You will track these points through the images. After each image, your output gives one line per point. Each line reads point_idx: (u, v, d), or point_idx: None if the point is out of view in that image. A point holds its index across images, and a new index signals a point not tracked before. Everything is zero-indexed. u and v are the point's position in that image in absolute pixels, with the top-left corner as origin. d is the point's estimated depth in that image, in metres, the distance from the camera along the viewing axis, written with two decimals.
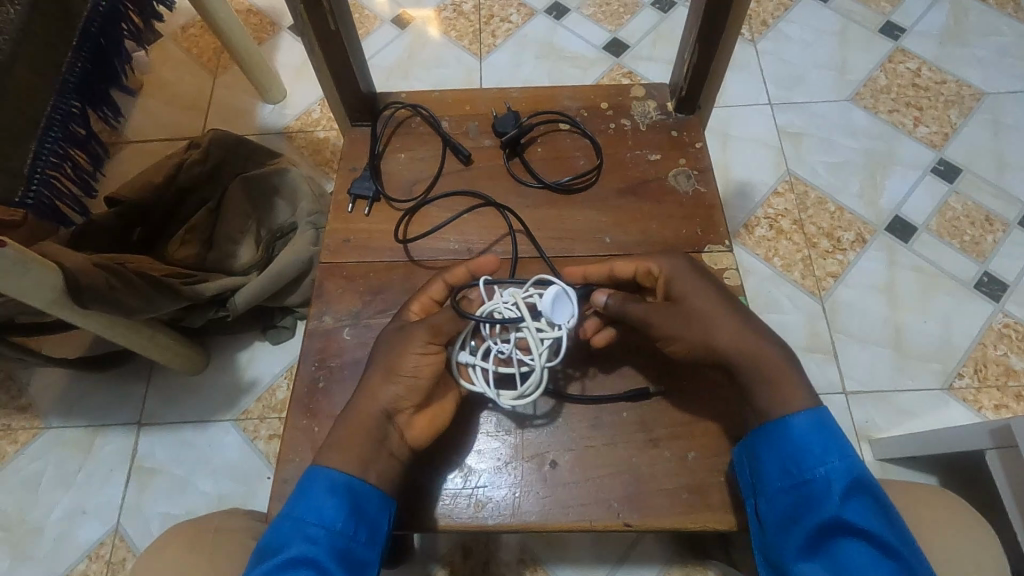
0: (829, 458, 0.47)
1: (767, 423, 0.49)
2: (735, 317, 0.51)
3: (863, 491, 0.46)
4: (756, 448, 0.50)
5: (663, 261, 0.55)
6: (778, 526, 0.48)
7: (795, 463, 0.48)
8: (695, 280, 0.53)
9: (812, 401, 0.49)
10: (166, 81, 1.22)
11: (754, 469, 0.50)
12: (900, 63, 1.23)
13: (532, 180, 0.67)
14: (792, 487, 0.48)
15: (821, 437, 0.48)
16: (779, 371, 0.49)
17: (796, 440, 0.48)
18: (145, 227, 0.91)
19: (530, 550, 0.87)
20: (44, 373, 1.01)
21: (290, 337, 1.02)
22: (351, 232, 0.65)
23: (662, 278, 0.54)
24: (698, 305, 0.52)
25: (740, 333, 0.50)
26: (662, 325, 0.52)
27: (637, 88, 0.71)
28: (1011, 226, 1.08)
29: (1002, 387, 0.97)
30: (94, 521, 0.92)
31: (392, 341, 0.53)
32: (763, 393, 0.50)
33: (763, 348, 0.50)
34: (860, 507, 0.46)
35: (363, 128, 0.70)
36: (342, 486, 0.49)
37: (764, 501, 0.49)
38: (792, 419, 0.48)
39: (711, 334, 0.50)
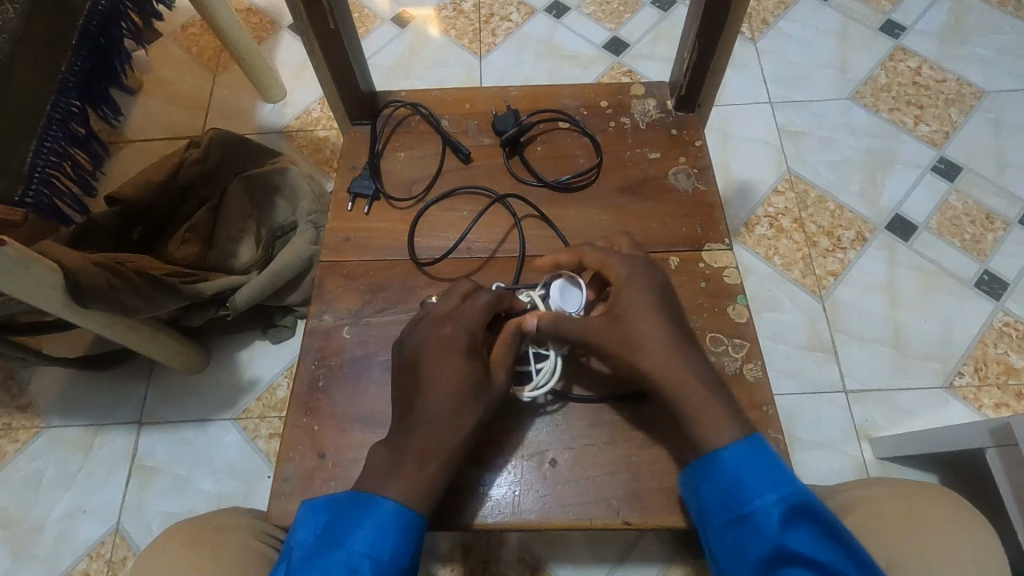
0: (763, 488, 0.46)
1: (700, 458, 0.48)
2: (674, 340, 0.51)
3: (802, 517, 0.45)
4: (695, 485, 0.49)
5: (619, 270, 0.54)
6: (729, 559, 0.47)
7: (731, 496, 0.47)
8: (647, 294, 0.52)
9: (741, 430, 0.48)
10: (166, 80, 1.22)
11: (698, 503, 0.49)
12: (900, 62, 1.23)
13: (531, 178, 0.67)
14: (733, 521, 0.47)
15: (754, 466, 0.47)
16: (701, 406, 0.49)
17: (730, 472, 0.47)
18: (146, 227, 0.91)
19: (530, 549, 0.87)
20: (44, 373, 1.01)
21: (290, 336, 1.02)
22: (351, 231, 0.65)
23: (616, 288, 0.53)
24: (639, 323, 0.51)
25: (671, 362, 0.50)
26: (599, 338, 0.52)
27: (636, 86, 0.71)
28: (1011, 224, 1.08)
29: (1003, 386, 0.96)
30: (95, 520, 0.92)
31: (430, 353, 0.52)
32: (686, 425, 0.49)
33: (688, 380, 0.49)
34: (801, 535, 0.44)
35: (363, 127, 0.70)
36: (405, 520, 0.47)
37: (712, 534, 0.48)
38: (721, 452, 0.48)
39: (641, 356, 0.50)
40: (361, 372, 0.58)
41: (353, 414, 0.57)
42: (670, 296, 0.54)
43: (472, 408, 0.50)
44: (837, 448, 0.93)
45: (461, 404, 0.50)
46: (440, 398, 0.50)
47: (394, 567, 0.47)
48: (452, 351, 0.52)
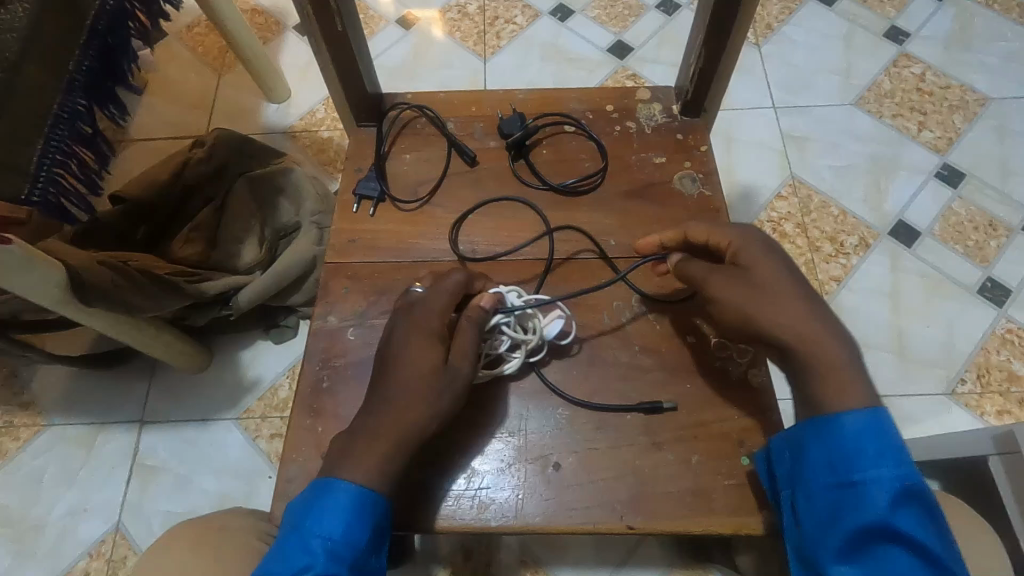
0: (881, 462, 0.45)
1: (818, 416, 0.47)
2: (804, 296, 0.49)
3: (915, 498, 0.44)
4: (803, 444, 0.47)
5: (742, 232, 0.53)
6: (817, 524, 0.46)
7: (843, 463, 0.45)
8: (766, 253, 0.52)
9: (870, 399, 0.46)
10: (171, 80, 1.23)
11: (799, 460, 0.48)
12: (904, 68, 1.23)
13: (537, 181, 0.67)
14: (837, 486, 0.46)
15: (875, 440, 0.45)
16: (834, 363, 0.47)
17: (849, 440, 0.45)
18: (150, 224, 0.92)
19: (531, 551, 0.87)
20: (47, 371, 1.01)
21: (293, 336, 1.02)
22: (357, 232, 0.65)
23: (732, 250, 0.53)
24: (768, 278, 0.50)
25: (804, 316, 0.48)
26: (716, 288, 0.52)
27: (642, 90, 0.71)
28: (1014, 231, 1.08)
29: (1006, 393, 0.96)
30: (96, 518, 0.92)
31: (407, 331, 0.53)
32: (811, 382, 0.47)
33: (824, 335, 0.47)
34: (909, 517, 0.43)
35: (369, 128, 0.71)
36: (363, 501, 0.47)
37: (805, 495, 0.47)
38: (846, 414, 0.46)
39: (766, 315, 0.49)
40: (366, 374, 0.58)
41: (357, 416, 0.57)
42: (785, 255, 0.52)
43: (436, 387, 0.50)
44: None
45: (427, 385, 0.50)
46: (412, 374, 0.50)
47: (354, 550, 0.47)
48: (436, 348, 0.52)
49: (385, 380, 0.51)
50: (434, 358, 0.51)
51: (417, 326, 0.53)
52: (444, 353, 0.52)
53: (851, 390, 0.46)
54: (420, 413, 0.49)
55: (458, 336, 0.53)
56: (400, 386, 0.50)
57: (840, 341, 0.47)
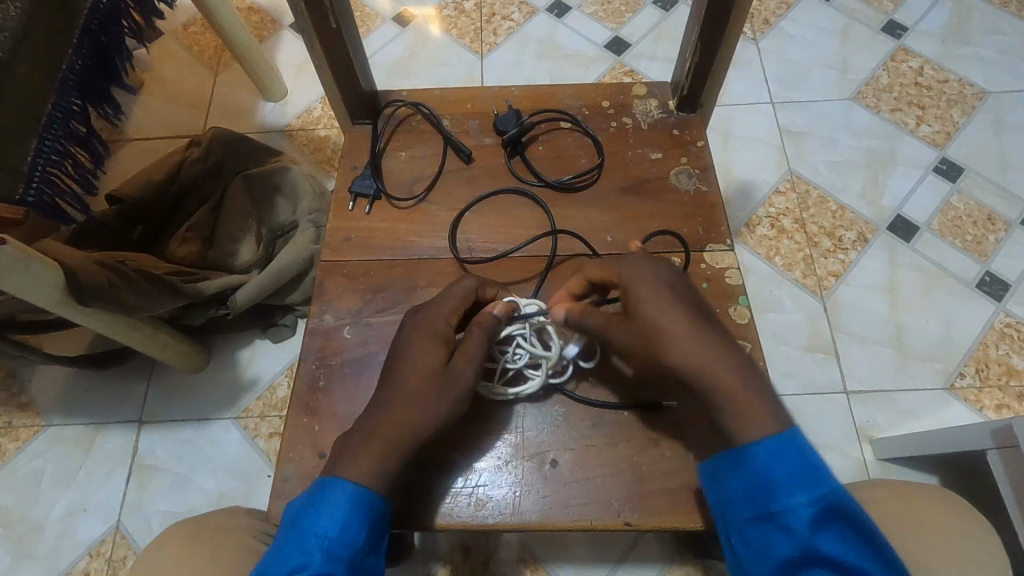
0: (796, 488, 0.44)
1: (732, 449, 0.47)
2: (696, 329, 0.48)
3: (837, 518, 0.43)
4: (723, 476, 0.48)
5: (626, 266, 0.53)
6: (752, 554, 0.46)
7: (761, 492, 0.46)
8: (652, 286, 0.51)
9: (777, 424, 0.46)
10: (166, 79, 1.22)
11: (721, 493, 0.48)
12: (902, 62, 1.23)
13: (532, 178, 0.67)
14: (759, 517, 0.46)
15: (787, 463, 0.45)
16: (738, 396, 0.47)
17: (761, 467, 0.46)
18: (146, 224, 0.91)
19: (530, 548, 0.87)
20: (44, 371, 1.01)
21: (290, 335, 1.02)
22: (353, 230, 0.65)
23: (622, 286, 0.52)
24: (657, 317, 0.49)
25: (701, 353, 0.47)
26: (618, 336, 0.51)
27: (638, 86, 0.71)
28: (1013, 225, 1.08)
29: (1004, 387, 0.96)
30: (95, 519, 0.93)
31: (413, 333, 0.53)
32: (725, 417, 0.47)
33: (727, 369, 0.47)
34: (834, 538, 0.43)
35: (364, 126, 0.70)
36: (360, 500, 0.47)
37: (734, 526, 0.47)
38: (755, 446, 0.46)
39: (670, 358, 0.48)
40: (362, 372, 0.58)
41: (353, 414, 0.57)
42: (678, 284, 0.51)
43: (435, 391, 0.50)
44: (837, 448, 0.93)
45: (425, 387, 0.50)
46: (413, 375, 0.51)
47: (350, 551, 0.46)
48: (439, 347, 0.52)
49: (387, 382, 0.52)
50: (435, 359, 0.51)
51: (422, 329, 0.54)
52: (448, 352, 0.53)
53: (757, 415, 0.46)
54: (419, 414, 0.49)
55: (467, 340, 0.53)
56: (400, 386, 0.51)
57: (737, 368, 0.47)
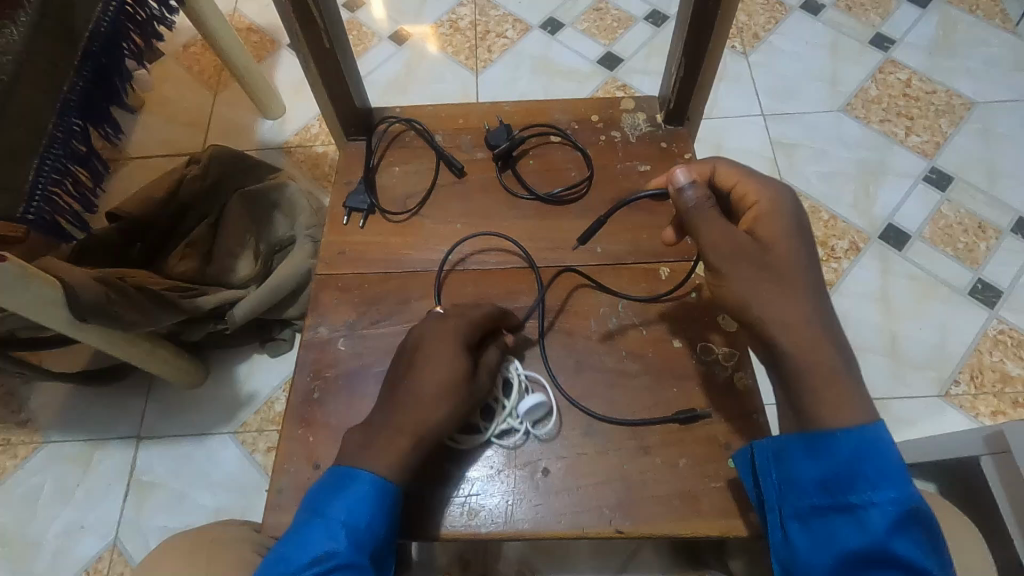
0: (881, 484, 0.44)
1: (813, 434, 0.46)
2: (812, 286, 0.47)
3: (913, 520, 0.43)
4: (796, 461, 0.47)
5: (771, 199, 0.50)
6: (811, 543, 0.46)
7: (838, 484, 0.45)
8: (788, 229, 0.49)
9: (865, 417, 0.45)
10: (167, 98, 1.24)
11: (786, 475, 0.47)
12: (890, 74, 1.25)
13: (523, 191, 0.68)
14: (830, 507, 0.45)
15: (871, 459, 0.44)
16: (829, 374, 0.45)
17: (842, 458, 0.45)
18: (146, 241, 0.93)
19: (529, 560, 0.87)
20: (44, 388, 1.01)
21: (288, 349, 1.03)
22: (347, 244, 0.66)
23: (755, 214, 0.50)
24: (785, 258, 0.48)
25: (803, 313, 0.46)
26: (729, 254, 0.48)
27: (627, 101, 0.72)
28: (1003, 233, 1.09)
29: (1000, 393, 0.97)
30: (93, 536, 0.92)
31: (437, 336, 0.53)
32: (813, 392, 0.45)
33: (825, 338, 0.46)
34: (906, 539, 0.43)
35: (359, 142, 0.72)
36: (383, 492, 0.48)
37: (796, 512, 0.47)
38: (841, 434, 0.45)
39: (771, 298, 0.46)
40: (357, 384, 0.59)
41: (347, 425, 0.57)
42: (809, 237, 0.50)
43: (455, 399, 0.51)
44: None
45: (450, 389, 0.51)
46: (429, 385, 0.50)
47: (375, 537, 0.48)
48: (464, 360, 0.52)
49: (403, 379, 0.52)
50: (461, 368, 0.51)
51: (456, 333, 0.53)
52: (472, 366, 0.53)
53: (848, 404, 0.45)
54: (408, 420, 0.49)
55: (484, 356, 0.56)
56: (408, 413, 0.50)
57: (836, 347, 0.46)
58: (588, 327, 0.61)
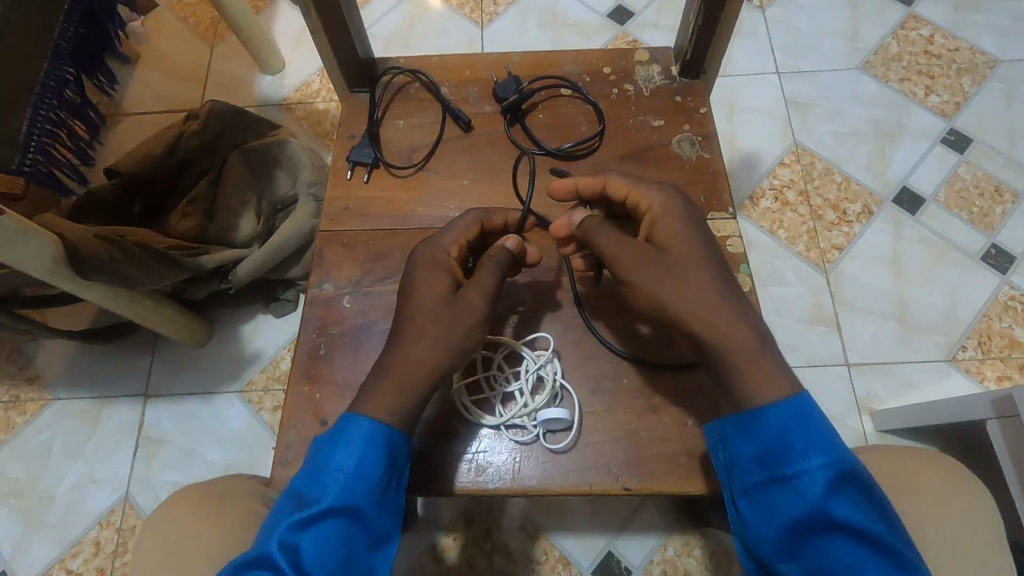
0: (811, 451, 0.43)
1: (742, 412, 0.45)
2: (717, 274, 0.48)
3: (849, 481, 0.43)
4: (732, 441, 0.46)
5: (660, 200, 0.51)
6: (758, 518, 0.45)
7: (773, 457, 0.44)
8: (683, 226, 0.50)
9: (788, 388, 0.45)
10: (163, 52, 1.20)
11: (724, 456, 0.47)
12: (912, 30, 1.20)
13: (533, 146, 0.66)
14: (769, 481, 0.45)
15: (801, 428, 0.44)
16: (750, 356, 0.45)
17: (773, 431, 0.44)
18: (146, 199, 0.91)
19: (532, 517, 0.89)
20: (50, 346, 1.02)
21: (293, 309, 1.02)
22: (351, 199, 0.64)
23: (651, 218, 0.51)
24: (682, 257, 0.48)
25: (715, 303, 0.46)
26: (634, 266, 0.49)
27: (641, 52, 0.69)
28: (1021, 197, 1.06)
29: (1006, 359, 0.96)
30: (105, 489, 0.94)
31: (417, 266, 0.53)
32: (735, 378, 0.45)
33: (740, 321, 0.46)
34: (845, 502, 0.43)
35: (362, 94, 0.69)
36: (377, 438, 0.47)
37: (742, 490, 0.46)
38: (768, 409, 0.44)
39: (679, 294, 0.47)
40: (364, 340, 0.58)
41: (354, 382, 0.57)
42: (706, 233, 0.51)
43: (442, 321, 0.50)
44: (838, 420, 0.93)
45: (431, 318, 0.50)
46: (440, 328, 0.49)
47: (370, 486, 0.47)
48: (444, 278, 0.52)
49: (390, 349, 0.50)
50: (440, 289, 0.51)
51: (435, 259, 0.53)
52: (455, 284, 0.52)
53: (772, 380, 0.45)
54: (417, 378, 0.49)
55: (478, 273, 0.52)
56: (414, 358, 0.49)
57: (754, 330, 0.46)
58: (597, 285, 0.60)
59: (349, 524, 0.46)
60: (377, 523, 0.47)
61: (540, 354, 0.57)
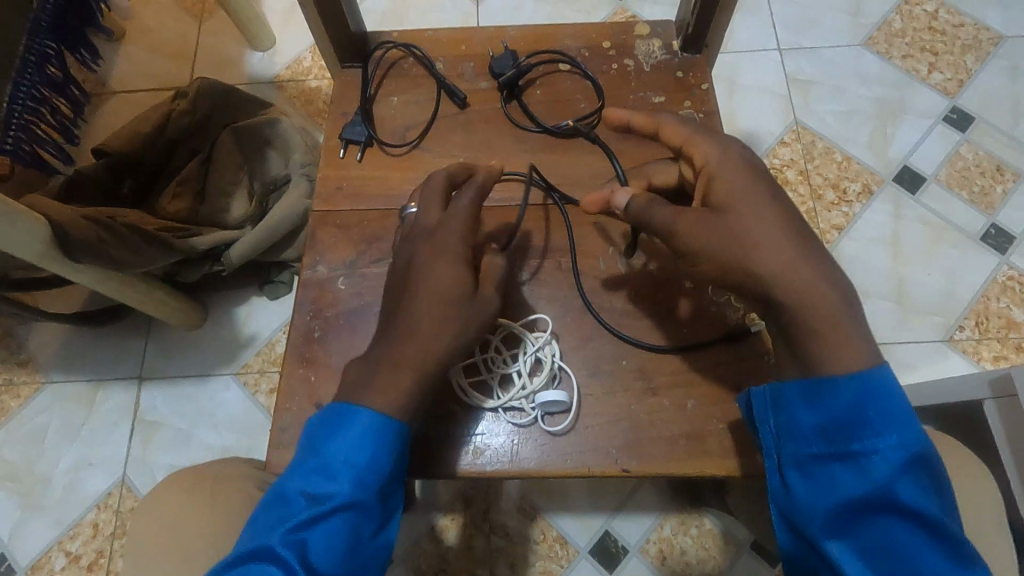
0: (886, 429, 0.42)
1: (811, 380, 0.44)
2: (789, 228, 0.44)
3: (921, 465, 0.41)
4: (793, 408, 0.45)
5: (715, 156, 0.48)
6: (810, 490, 0.44)
7: (841, 431, 0.43)
8: (742, 179, 0.46)
9: (869, 361, 0.43)
10: (148, 27, 1.17)
11: (782, 422, 0.46)
12: (917, 6, 1.18)
13: (530, 123, 0.64)
14: (831, 455, 0.43)
15: (878, 405, 0.42)
16: (829, 322, 0.43)
17: (844, 405, 0.43)
18: (135, 179, 0.89)
19: (530, 498, 0.89)
20: (41, 329, 1.00)
21: (287, 292, 1.01)
22: (344, 179, 0.63)
23: (706, 176, 0.48)
24: (750, 214, 0.45)
25: (791, 262, 0.43)
26: (696, 233, 0.45)
27: (641, 26, 0.67)
28: (1022, 176, 1.05)
29: (1003, 339, 0.96)
30: (102, 472, 0.94)
31: (431, 255, 0.49)
32: (809, 345, 0.44)
33: (822, 280, 0.43)
34: (911, 485, 0.41)
35: (354, 70, 0.67)
36: (382, 431, 0.46)
37: (795, 459, 0.45)
38: (842, 380, 0.43)
39: (752, 256, 0.44)
40: (360, 323, 0.58)
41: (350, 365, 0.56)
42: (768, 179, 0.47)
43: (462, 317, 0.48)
44: None
45: (449, 316, 0.48)
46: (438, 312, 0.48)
47: (376, 480, 0.46)
48: (464, 273, 0.49)
49: (403, 315, 0.48)
50: (461, 284, 0.49)
51: (452, 246, 0.50)
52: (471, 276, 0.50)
53: (849, 346, 0.43)
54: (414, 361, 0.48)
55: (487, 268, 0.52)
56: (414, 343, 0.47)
57: (831, 285, 0.43)
58: (596, 265, 0.59)
59: (356, 519, 0.45)
60: (381, 512, 0.47)
61: (539, 335, 0.56)
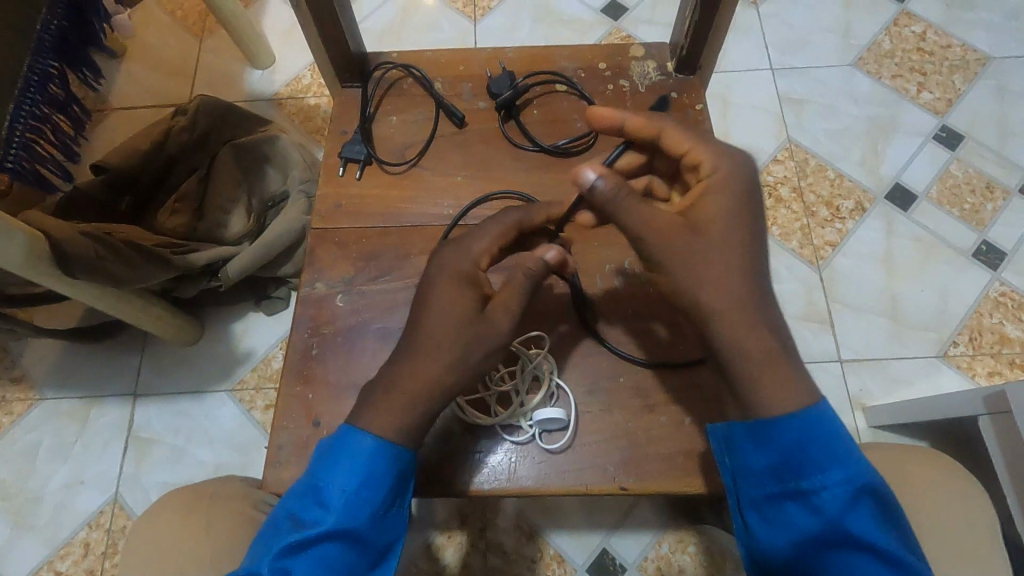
0: (829, 465, 0.42)
1: (753, 421, 0.44)
2: (751, 258, 0.45)
3: (867, 497, 0.42)
4: (742, 450, 0.45)
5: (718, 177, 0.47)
6: (768, 531, 0.44)
7: (788, 470, 0.43)
8: (733, 206, 0.46)
9: (808, 397, 0.43)
10: (149, 46, 1.18)
11: (734, 464, 0.46)
12: (905, 27, 1.20)
13: (527, 142, 0.65)
14: (782, 495, 0.44)
15: (818, 441, 0.43)
16: (766, 364, 0.43)
17: (788, 444, 0.43)
18: (134, 195, 0.90)
19: (527, 516, 0.88)
20: (36, 345, 1.00)
21: (284, 307, 1.01)
22: (343, 197, 0.63)
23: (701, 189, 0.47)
24: (728, 243, 0.45)
25: (747, 297, 0.44)
26: (671, 246, 0.45)
27: (636, 47, 0.69)
28: (1011, 193, 1.07)
29: (996, 354, 0.97)
30: (94, 490, 0.93)
31: (438, 278, 0.49)
32: (760, 381, 0.43)
33: (773, 311, 0.44)
34: (863, 517, 0.42)
35: (354, 89, 0.68)
36: (378, 456, 0.46)
37: (751, 501, 0.45)
38: (782, 419, 0.43)
39: (718, 281, 0.44)
40: (358, 340, 0.58)
41: (348, 383, 0.56)
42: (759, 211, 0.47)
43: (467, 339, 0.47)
44: None
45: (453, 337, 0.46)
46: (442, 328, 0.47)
47: (370, 506, 0.46)
48: (472, 295, 0.48)
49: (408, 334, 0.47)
50: (467, 309, 0.47)
51: (464, 270, 0.49)
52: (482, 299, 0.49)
53: (795, 383, 0.43)
54: None
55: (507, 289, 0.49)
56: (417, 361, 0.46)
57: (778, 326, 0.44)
58: (594, 283, 0.60)
59: (350, 546, 0.45)
60: (378, 540, 0.46)
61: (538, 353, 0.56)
